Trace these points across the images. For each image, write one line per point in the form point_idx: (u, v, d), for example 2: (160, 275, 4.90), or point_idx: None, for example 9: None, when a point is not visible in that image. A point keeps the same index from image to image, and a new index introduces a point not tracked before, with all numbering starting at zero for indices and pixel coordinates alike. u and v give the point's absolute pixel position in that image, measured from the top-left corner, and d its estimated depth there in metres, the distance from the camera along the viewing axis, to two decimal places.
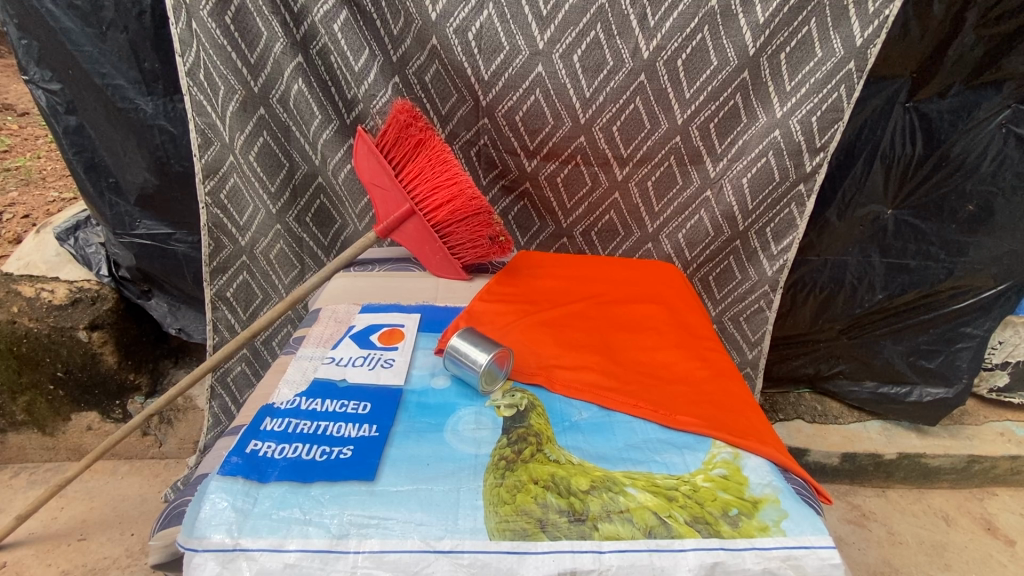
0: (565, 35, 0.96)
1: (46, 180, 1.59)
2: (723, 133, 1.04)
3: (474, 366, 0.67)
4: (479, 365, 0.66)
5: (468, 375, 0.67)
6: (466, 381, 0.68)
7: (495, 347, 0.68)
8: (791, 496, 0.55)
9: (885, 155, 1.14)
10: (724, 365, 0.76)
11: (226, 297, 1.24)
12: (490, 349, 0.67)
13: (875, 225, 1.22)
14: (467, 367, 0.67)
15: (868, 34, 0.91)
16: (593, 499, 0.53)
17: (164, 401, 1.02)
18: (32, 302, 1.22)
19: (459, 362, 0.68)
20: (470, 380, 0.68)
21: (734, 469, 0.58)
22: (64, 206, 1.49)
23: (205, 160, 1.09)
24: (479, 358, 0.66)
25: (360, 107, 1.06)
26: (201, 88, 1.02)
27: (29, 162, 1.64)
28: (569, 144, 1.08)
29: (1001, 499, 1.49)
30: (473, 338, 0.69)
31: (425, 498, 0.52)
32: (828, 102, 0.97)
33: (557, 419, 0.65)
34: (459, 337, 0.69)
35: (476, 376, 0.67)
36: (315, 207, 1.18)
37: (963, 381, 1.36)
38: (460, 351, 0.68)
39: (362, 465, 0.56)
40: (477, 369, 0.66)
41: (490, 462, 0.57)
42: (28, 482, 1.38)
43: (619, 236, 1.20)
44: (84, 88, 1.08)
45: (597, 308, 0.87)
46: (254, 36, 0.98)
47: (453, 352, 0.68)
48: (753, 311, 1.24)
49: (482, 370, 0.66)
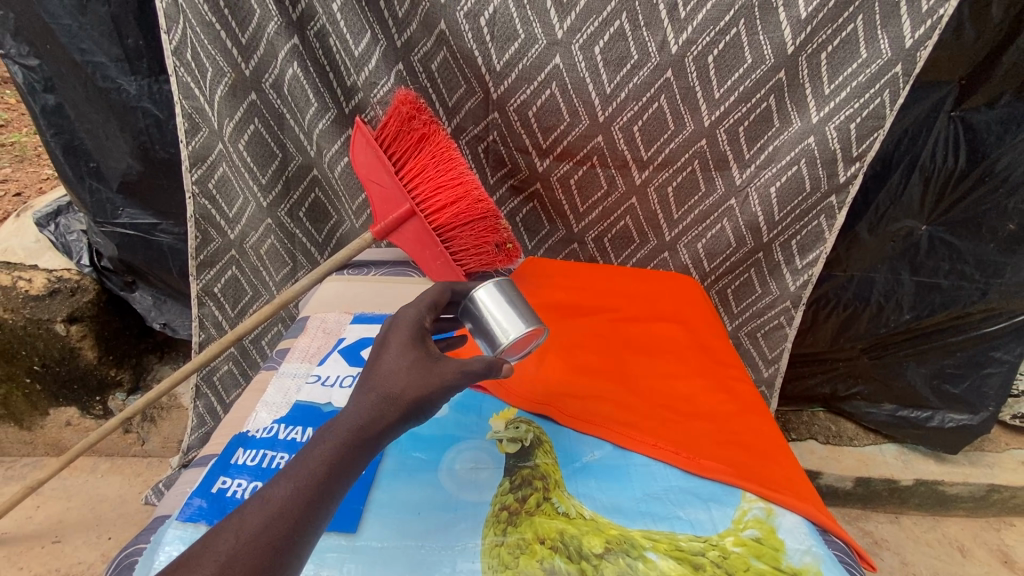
0: (586, 24, 0.87)
1: (40, 158, 1.68)
2: (752, 137, 0.96)
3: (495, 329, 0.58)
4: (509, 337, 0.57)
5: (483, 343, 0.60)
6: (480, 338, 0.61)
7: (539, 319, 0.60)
8: (834, 568, 0.47)
9: (924, 166, 1.06)
10: (751, 397, 0.68)
11: (213, 293, 1.17)
12: (526, 317, 0.59)
13: (907, 241, 1.14)
14: (482, 334, 0.59)
15: (920, 35, 0.82)
16: (608, 565, 0.46)
17: (147, 401, 0.95)
18: (8, 292, 1.15)
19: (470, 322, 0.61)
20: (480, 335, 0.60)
21: (768, 530, 0.50)
22: (55, 184, 1.56)
23: (192, 148, 1.01)
24: (511, 326, 0.58)
25: (360, 96, 0.98)
26: (188, 68, 0.94)
27: (25, 138, 1.71)
28: (585, 144, 1.00)
29: (1019, 530, 1.43)
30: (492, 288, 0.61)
31: (414, 560, 0.46)
32: (869, 108, 0.89)
33: (566, 459, 0.58)
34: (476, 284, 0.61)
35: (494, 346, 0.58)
36: (309, 202, 1.10)
37: (989, 408, 1.29)
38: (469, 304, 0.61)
39: (343, 512, 0.49)
40: (503, 336, 0.58)
41: (491, 513, 0.50)
42: (4, 476, 1.34)
43: (633, 245, 1.12)
44: (63, 65, 1.00)
45: (611, 326, 0.79)
46: (245, 14, 0.89)
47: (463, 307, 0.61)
48: (772, 327, 1.17)
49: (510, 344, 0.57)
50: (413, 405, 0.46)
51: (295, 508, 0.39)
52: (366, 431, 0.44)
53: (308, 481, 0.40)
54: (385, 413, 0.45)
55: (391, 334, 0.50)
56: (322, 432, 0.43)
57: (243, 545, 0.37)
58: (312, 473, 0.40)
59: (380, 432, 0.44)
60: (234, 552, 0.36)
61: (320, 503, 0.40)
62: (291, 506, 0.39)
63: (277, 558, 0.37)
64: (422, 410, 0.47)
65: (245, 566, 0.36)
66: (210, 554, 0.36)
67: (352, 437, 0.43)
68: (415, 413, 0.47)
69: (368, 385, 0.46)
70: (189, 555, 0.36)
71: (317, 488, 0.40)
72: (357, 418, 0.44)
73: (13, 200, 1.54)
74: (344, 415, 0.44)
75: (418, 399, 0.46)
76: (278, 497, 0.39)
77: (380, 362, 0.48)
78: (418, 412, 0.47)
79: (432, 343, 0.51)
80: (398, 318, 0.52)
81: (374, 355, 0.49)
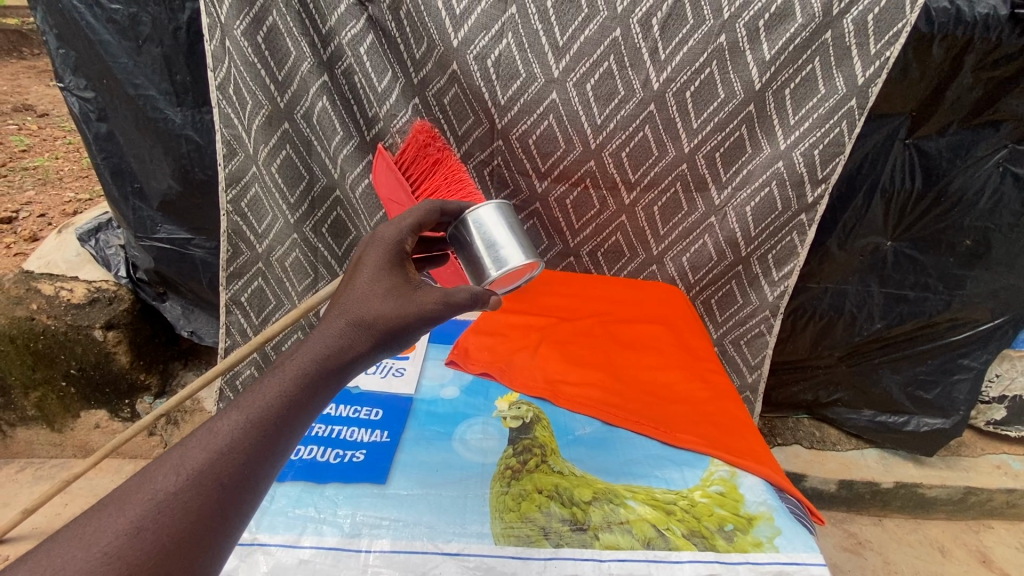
0: (579, 65, 1.00)
1: (63, 181, 1.83)
2: (728, 162, 1.07)
3: (496, 253, 0.73)
4: (507, 265, 0.72)
5: (476, 262, 0.73)
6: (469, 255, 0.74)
7: (534, 253, 0.76)
8: (786, 515, 0.58)
9: (885, 187, 1.16)
10: (724, 386, 0.78)
11: (240, 302, 1.28)
12: (519, 251, 0.73)
13: (875, 255, 1.24)
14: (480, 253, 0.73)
15: (870, 74, 0.93)
16: (595, 510, 0.57)
17: (173, 403, 0.88)
18: (51, 300, 1.26)
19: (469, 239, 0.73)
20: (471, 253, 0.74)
21: (731, 486, 0.61)
22: (79, 207, 1.70)
23: (229, 170, 1.14)
24: (513, 257, 0.72)
25: (380, 126, 1.10)
26: (230, 101, 1.07)
27: (46, 163, 1.92)
28: (579, 168, 1.12)
29: (997, 532, 1.51)
30: (500, 215, 0.75)
31: (433, 502, 0.58)
32: (830, 136, 1.00)
33: (562, 432, 0.69)
34: (475, 211, 0.74)
35: (488, 268, 0.72)
36: (331, 219, 1.21)
37: (960, 412, 1.38)
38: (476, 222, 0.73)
39: (374, 468, 0.61)
40: (490, 259, 0.72)
41: (497, 471, 0.62)
42: (34, 477, 1.41)
43: (624, 258, 1.23)
44: (117, 97, 1.13)
45: (602, 326, 0.89)
46: (283, 55, 1.03)
47: (476, 226, 0.73)
48: (754, 335, 1.27)
49: (504, 272, 0.72)
50: (383, 334, 0.51)
51: (249, 439, 0.41)
52: (317, 370, 0.46)
53: (256, 415, 0.42)
54: (338, 353, 0.48)
55: (367, 258, 0.56)
56: (274, 369, 0.45)
57: (185, 481, 0.38)
58: (259, 410, 0.42)
59: (351, 356, 0.48)
60: (175, 488, 0.38)
61: (269, 439, 0.42)
62: (244, 435, 0.41)
63: (222, 494, 0.39)
64: (394, 338, 0.51)
65: (188, 500, 0.37)
66: (150, 489, 0.37)
67: (315, 367, 0.46)
68: (389, 337, 0.51)
69: (341, 311, 0.50)
70: (125, 491, 0.37)
71: (266, 423, 0.42)
72: (308, 358, 0.46)
73: (35, 219, 1.64)
74: (323, 333, 0.48)
75: (390, 328, 0.51)
76: (221, 432, 0.41)
77: (354, 290, 0.52)
78: (377, 348, 0.50)
79: (409, 272, 0.57)
80: (373, 241, 0.58)
81: (351, 276, 0.55)
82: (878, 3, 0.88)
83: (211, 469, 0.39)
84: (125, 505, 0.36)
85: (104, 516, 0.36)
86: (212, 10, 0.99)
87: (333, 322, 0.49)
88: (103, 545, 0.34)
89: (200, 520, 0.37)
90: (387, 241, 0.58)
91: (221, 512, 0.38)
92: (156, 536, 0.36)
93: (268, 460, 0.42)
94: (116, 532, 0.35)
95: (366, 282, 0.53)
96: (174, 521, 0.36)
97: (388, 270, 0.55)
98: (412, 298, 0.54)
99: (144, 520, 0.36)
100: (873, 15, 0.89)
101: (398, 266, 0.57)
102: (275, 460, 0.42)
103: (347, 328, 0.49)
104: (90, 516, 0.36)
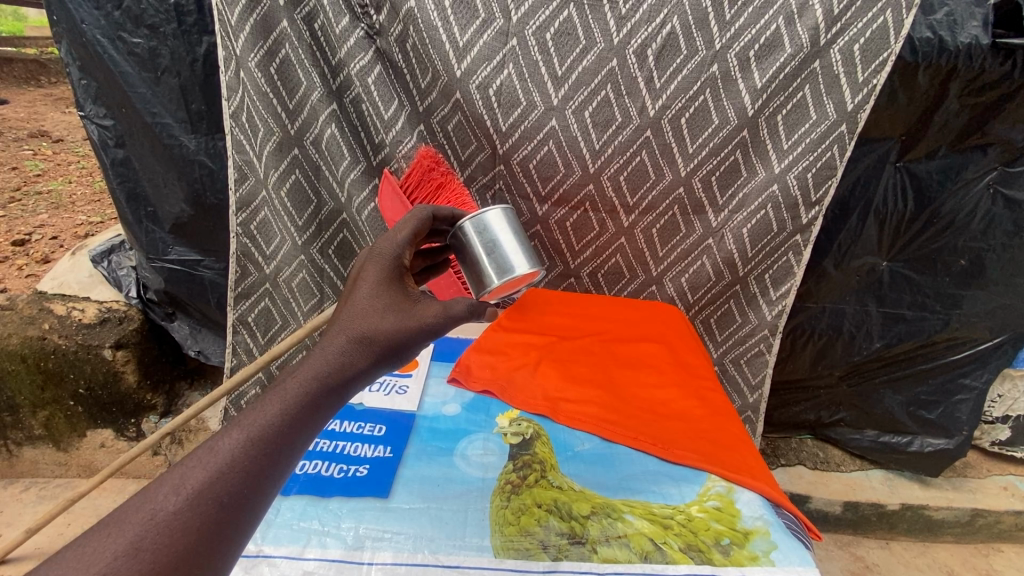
0: (577, 93, 1.04)
1: (74, 205, 1.88)
2: (724, 185, 1.10)
3: (502, 260, 0.75)
4: (509, 273, 0.75)
5: (478, 265, 0.76)
6: (472, 262, 0.76)
7: (533, 262, 0.79)
8: (781, 529, 0.59)
9: (878, 209, 1.18)
10: (721, 403, 0.79)
11: (247, 322, 1.30)
12: (519, 259, 0.76)
13: (870, 275, 1.26)
14: (484, 258, 0.75)
15: (858, 100, 0.97)
16: (593, 524, 0.59)
17: (179, 422, 0.88)
18: (62, 320, 1.28)
19: (473, 243, 0.75)
20: (474, 259, 0.76)
21: (727, 501, 0.62)
22: (90, 230, 1.74)
23: (239, 195, 1.18)
24: (516, 266, 0.75)
25: (386, 151, 1.14)
26: (242, 128, 1.11)
27: (60, 188, 1.98)
28: (578, 191, 1.15)
29: (1006, 555, 1.49)
30: (509, 224, 0.78)
31: (434, 516, 0.60)
32: (822, 160, 1.03)
33: (561, 449, 0.70)
34: (475, 215, 0.76)
35: (492, 274, 0.75)
36: (338, 241, 1.25)
37: (963, 433, 1.38)
38: (485, 227, 0.76)
39: (378, 483, 0.63)
40: (492, 269, 0.75)
41: (497, 485, 0.64)
42: (38, 496, 1.42)
43: (624, 279, 1.26)
44: (135, 125, 1.17)
45: (601, 345, 0.90)
46: (294, 85, 1.08)
47: (478, 232, 0.75)
48: (753, 354, 1.28)
49: (508, 280, 0.75)
50: (383, 349, 0.53)
51: (248, 457, 0.43)
52: (315, 388, 0.48)
53: (256, 434, 0.44)
54: (339, 370, 0.50)
55: (367, 273, 0.59)
56: (275, 386, 0.47)
57: (184, 501, 0.39)
58: (257, 429, 0.44)
59: (353, 372, 0.51)
60: (175, 508, 0.39)
61: (268, 456, 0.44)
62: (244, 454, 0.43)
63: (220, 513, 0.40)
64: (395, 352, 0.54)
65: (187, 520, 0.39)
66: (149, 510, 0.39)
67: (315, 385, 0.48)
68: (391, 351, 0.54)
69: (343, 327, 0.53)
70: (125, 511, 0.39)
71: (266, 441, 0.44)
72: (307, 375, 0.48)
73: (47, 241, 1.68)
74: (325, 349, 0.51)
75: (389, 343, 0.53)
76: (221, 451, 0.42)
77: (353, 307, 0.55)
78: (375, 363, 0.52)
79: (410, 289, 0.60)
80: (372, 254, 0.61)
81: (351, 289, 0.58)
82: (864, 33, 0.92)
83: (209, 488, 0.40)
84: (123, 525, 0.38)
85: (103, 537, 0.37)
86: (229, 43, 1.04)
87: (335, 336, 0.52)
88: (99, 568, 0.35)
89: (199, 541, 0.39)
90: (383, 256, 0.61)
91: (221, 530, 0.40)
92: (155, 557, 0.37)
93: (265, 479, 0.43)
94: (113, 553, 0.36)
95: (366, 298, 0.56)
96: (177, 541, 0.38)
97: (385, 287, 0.57)
98: (412, 312, 0.56)
99: (143, 540, 0.37)
100: (859, 44, 0.93)
101: (395, 282, 0.59)
102: (274, 478, 0.44)
103: (348, 343, 0.51)
104: (89, 537, 0.37)
